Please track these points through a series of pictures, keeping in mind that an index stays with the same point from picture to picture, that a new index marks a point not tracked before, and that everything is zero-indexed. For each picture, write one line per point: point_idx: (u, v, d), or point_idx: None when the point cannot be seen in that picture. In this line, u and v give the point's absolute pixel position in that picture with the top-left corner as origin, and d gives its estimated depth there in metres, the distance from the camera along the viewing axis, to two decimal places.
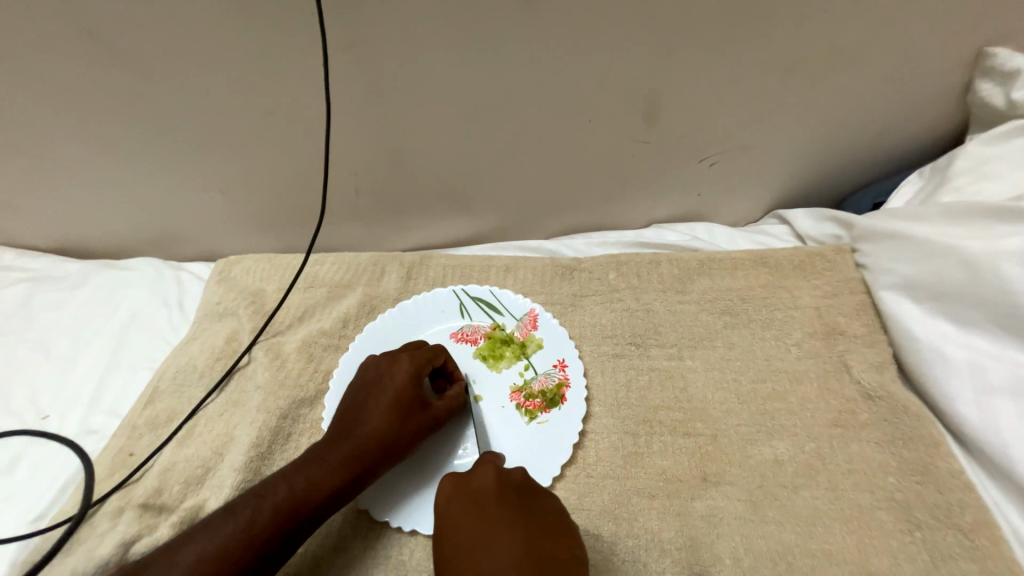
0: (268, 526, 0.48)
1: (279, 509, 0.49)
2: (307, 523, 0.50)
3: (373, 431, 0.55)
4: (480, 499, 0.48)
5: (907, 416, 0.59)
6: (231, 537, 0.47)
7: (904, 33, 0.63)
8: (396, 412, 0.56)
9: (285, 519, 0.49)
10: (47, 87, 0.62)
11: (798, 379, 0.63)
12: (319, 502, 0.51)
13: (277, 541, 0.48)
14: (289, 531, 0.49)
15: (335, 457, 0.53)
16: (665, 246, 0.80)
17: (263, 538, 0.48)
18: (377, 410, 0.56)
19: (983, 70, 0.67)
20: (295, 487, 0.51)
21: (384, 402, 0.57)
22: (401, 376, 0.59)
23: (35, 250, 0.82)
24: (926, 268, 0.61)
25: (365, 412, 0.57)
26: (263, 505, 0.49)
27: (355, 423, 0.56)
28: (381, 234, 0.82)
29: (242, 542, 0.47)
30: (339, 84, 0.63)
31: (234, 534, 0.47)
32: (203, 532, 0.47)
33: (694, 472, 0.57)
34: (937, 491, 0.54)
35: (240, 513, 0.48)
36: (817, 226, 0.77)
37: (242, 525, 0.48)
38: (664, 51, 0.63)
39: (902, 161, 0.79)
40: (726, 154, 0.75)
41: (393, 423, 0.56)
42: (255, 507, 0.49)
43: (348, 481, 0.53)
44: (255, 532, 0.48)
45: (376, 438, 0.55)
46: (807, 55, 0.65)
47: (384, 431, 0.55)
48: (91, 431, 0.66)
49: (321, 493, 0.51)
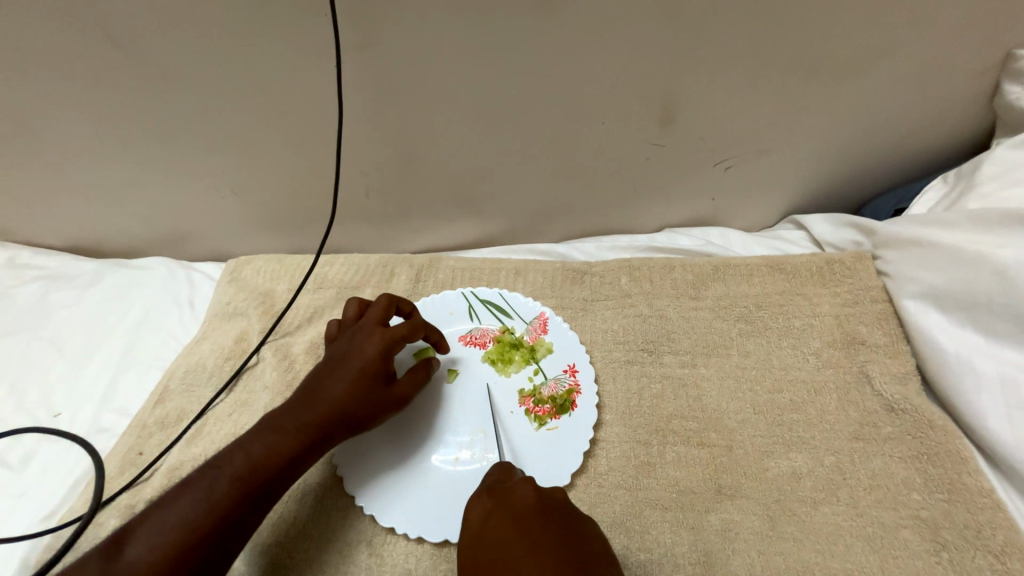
0: (227, 493, 0.47)
1: (238, 478, 0.48)
2: (269, 492, 0.49)
3: (337, 401, 0.54)
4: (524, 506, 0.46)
5: (932, 430, 0.56)
6: (190, 509, 0.46)
7: (927, 34, 0.61)
8: (361, 385, 0.56)
9: (244, 487, 0.48)
10: (65, 88, 0.63)
11: (816, 390, 0.61)
12: (278, 467, 0.50)
13: (240, 511, 0.47)
14: (253, 501, 0.48)
15: (293, 423, 0.53)
16: (678, 250, 0.79)
17: (225, 507, 0.47)
18: (342, 381, 0.55)
19: (1011, 73, 0.65)
20: (252, 454, 0.50)
21: (350, 374, 0.56)
22: (372, 348, 0.57)
23: (51, 249, 0.83)
24: (952, 276, 0.59)
25: (329, 382, 0.56)
26: (222, 476, 0.48)
27: (317, 390, 0.55)
28: (391, 236, 0.82)
29: (206, 512, 0.46)
30: (351, 85, 0.62)
31: (195, 503, 0.46)
32: (164, 507, 0.46)
33: (708, 484, 0.56)
34: (967, 511, 0.52)
35: (201, 483, 0.47)
36: (835, 232, 0.75)
37: (201, 493, 0.47)
38: (678, 52, 0.62)
39: (925, 165, 0.76)
40: (742, 157, 0.74)
41: (357, 396, 0.55)
42: (213, 478, 0.48)
43: (308, 447, 0.52)
44: (217, 501, 0.47)
45: (340, 409, 0.54)
46: (826, 58, 0.63)
47: (348, 401, 0.55)
48: (101, 429, 0.66)
49: (279, 460, 0.50)
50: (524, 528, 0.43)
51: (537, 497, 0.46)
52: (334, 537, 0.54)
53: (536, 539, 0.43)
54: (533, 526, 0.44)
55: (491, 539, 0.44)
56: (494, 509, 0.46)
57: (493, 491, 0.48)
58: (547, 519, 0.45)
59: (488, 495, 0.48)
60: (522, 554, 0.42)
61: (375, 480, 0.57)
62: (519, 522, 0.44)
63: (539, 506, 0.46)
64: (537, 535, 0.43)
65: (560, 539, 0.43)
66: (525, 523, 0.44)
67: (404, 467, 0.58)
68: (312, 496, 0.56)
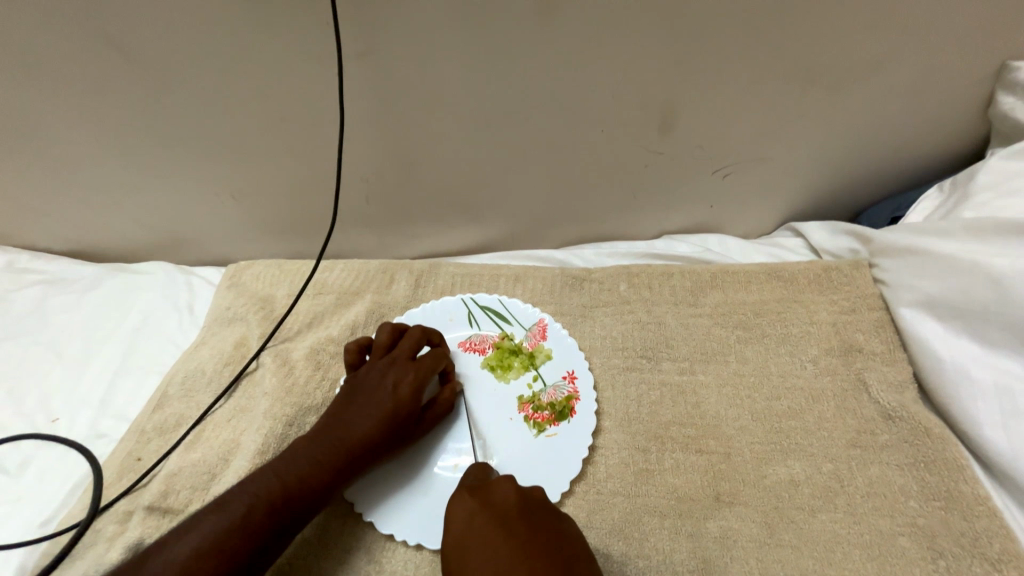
0: (257, 518, 0.48)
1: (272, 505, 0.49)
2: (298, 518, 0.50)
3: (365, 436, 0.54)
4: (509, 506, 0.45)
5: (928, 438, 0.57)
6: (223, 534, 0.46)
7: (922, 47, 0.62)
8: (393, 420, 0.55)
9: (277, 516, 0.48)
10: (67, 93, 0.63)
11: (814, 398, 0.61)
12: (306, 497, 0.50)
13: (270, 538, 0.48)
14: (281, 529, 0.48)
15: (326, 454, 0.52)
16: (677, 257, 0.79)
17: (256, 535, 0.47)
18: (374, 415, 0.55)
19: (1005, 85, 0.66)
20: (286, 482, 0.50)
21: (383, 408, 0.55)
22: (405, 386, 0.57)
23: (49, 253, 0.83)
24: (949, 285, 0.60)
25: (358, 414, 0.55)
26: (257, 502, 0.48)
27: (346, 422, 0.55)
28: (390, 241, 0.82)
29: (235, 538, 0.46)
30: (353, 92, 0.63)
31: (226, 525, 0.47)
32: (194, 527, 0.47)
33: (706, 491, 0.56)
34: (963, 518, 0.52)
35: (234, 507, 0.48)
36: (833, 240, 0.75)
37: (236, 519, 0.47)
38: (678, 61, 0.62)
39: (921, 174, 0.77)
40: (741, 165, 0.74)
41: (388, 431, 0.55)
42: (248, 504, 0.48)
43: (337, 479, 0.52)
44: (245, 525, 0.47)
45: (367, 443, 0.54)
46: (823, 69, 0.64)
47: (375, 436, 0.54)
48: (100, 435, 0.66)
49: (309, 491, 0.50)
50: (512, 531, 0.43)
51: (519, 496, 0.46)
52: (335, 544, 0.54)
53: (526, 543, 0.43)
54: (520, 528, 0.44)
55: (482, 545, 0.43)
56: (482, 509, 0.45)
57: (478, 491, 0.47)
58: (531, 519, 0.45)
59: (475, 494, 0.47)
60: (511, 555, 0.42)
61: (373, 487, 0.57)
62: (505, 522, 0.44)
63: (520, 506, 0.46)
64: (527, 539, 0.43)
65: (546, 539, 0.43)
66: (512, 525, 0.44)
67: (404, 474, 0.58)
68: None
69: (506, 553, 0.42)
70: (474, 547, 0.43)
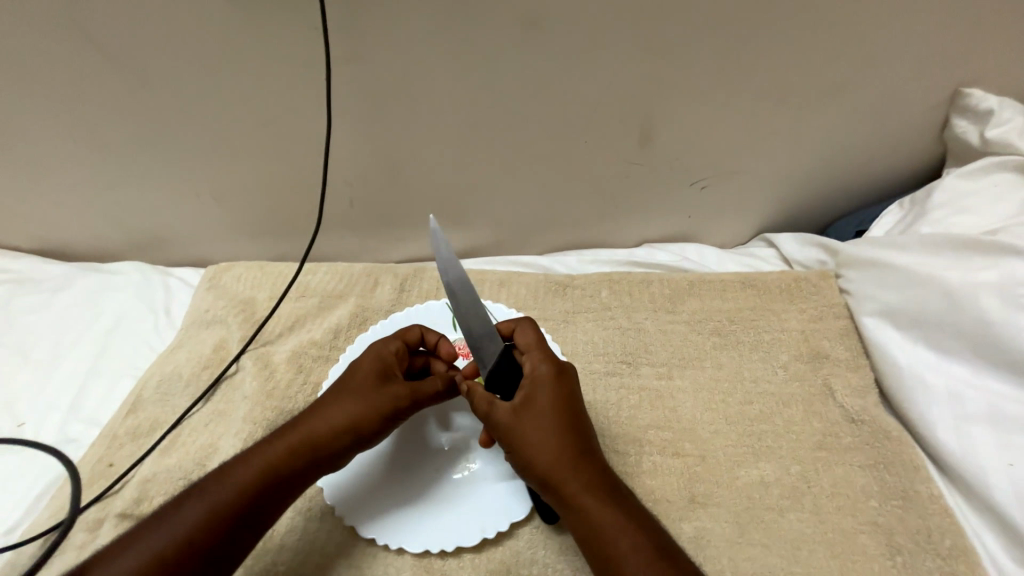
0: (204, 518, 0.46)
1: (216, 505, 0.47)
2: (248, 515, 0.48)
3: (328, 422, 0.52)
4: (574, 404, 0.52)
5: (888, 440, 0.60)
6: (165, 540, 0.45)
7: (885, 71, 0.66)
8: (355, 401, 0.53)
9: (222, 516, 0.47)
10: (41, 86, 0.61)
11: (784, 402, 0.64)
12: (258, 491, 0.49)
13: (215, 538, 0.46)
14: (227, 530, 0.47)
15: (282, 443, 0.51)
16: (656, 265, 0.82)
17: (198, 536, 0.45)
18: (337, 399, 0.53)
19: (959, 109, 0.70)
20: (233, 479, 0.49)
21: (345, 391, 0.53)
22: (369, 368, 0.55)
23: (14, 251, 0.80)
24: (907, 295, 0.64)
25: (325, 400, 0.53)
26: (200, 505, 0.47)
27: (311, 410, 0.53)
28: (373, 244, 0.82)
29: (175, 543, 0.45)
30: (339, 95, 0.63)
31: (173, 530, 0.45)
32: (144, 533, 0.46)
33: (683, 493, 0.58)
34: (918, 516, 0.56)
35: (179, 512, 0.47)
36: (802, 251, 0.79)
37: (178, 523, 0.46)
38: (660, 76, 0.64)
39: (884, 190, 0.81)
40: (718, 177, 0.77)
41: (349, 412, 0.52)
42: (192, 507, 0.47)
43: (290, 471, 0.50)
44: (190, 531, 0.45)
45: (327, 426, 0.52)
46: (795, 88, 0.67)
47: (338, 424, 0.52)
48: (69, 440, 0.64)
49: (259, 485, 0.49)
50: (578, 431, 0.51)
51: (577, 399, 0.53)
52: (315, 548, 0.55)
53: (584, 444, 0.50)
54: (581, 430, 0.51)
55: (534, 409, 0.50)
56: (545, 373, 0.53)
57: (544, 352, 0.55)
58: (583, 421, 0.52)
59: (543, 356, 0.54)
60: (575, 451, 0.49)
61: (353, 491, 0.57)
62: (574, 419, 0.51)
63: (576, 406, 0.52)
64: (584, 439, 0.51)
65: (592, 446, 0.51)
66: (578, 424, 0.51)
67: (386, 476, 0.58)
68: (292, 508, 0.56)
69: (572, 448, 0.49)
70: (527, 407, 0.50)
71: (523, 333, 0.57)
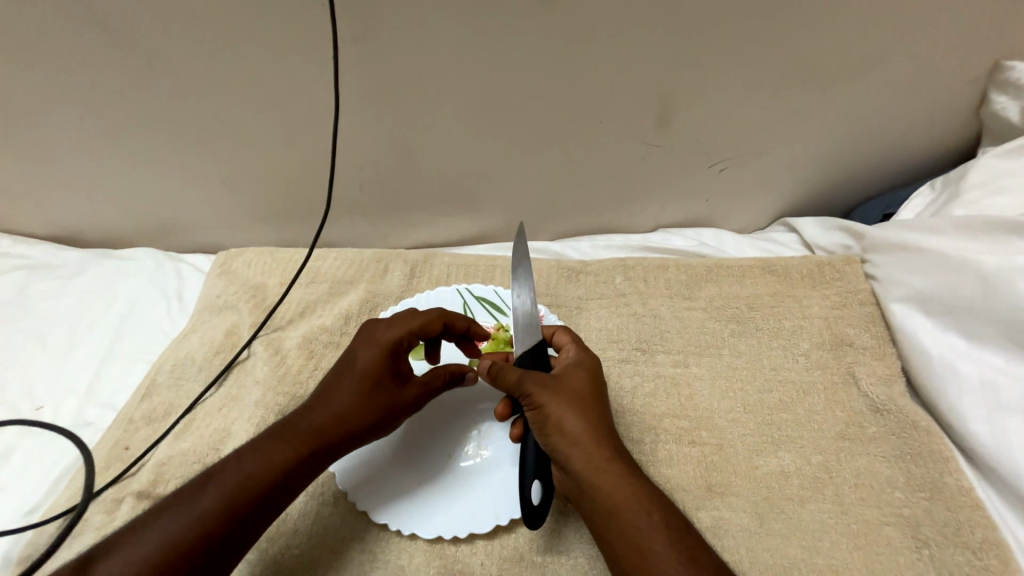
0: (217, 510, 0.45)
1: (232, 493, 0.46)
2: (265, 505, 0.48)
3: (341, 416, 0.53)
4: (602, 393, 0.54)
5: (915, 430, 0.58)
6: (183, 529, 0.44)
7: (919, 44, 0.63)
8: (365, 393, 0.54)
9: (239, 504, 0.46)
10: (51, 72, 0.61)
11: (805, 390, 0.62)
12: (272, 484, 0.48)
13: (234, 527, 0.46)
14: (245, 518, 0.46)
15: (296, 433, 0.51)
16: (672, 250, 0.80)
17: (215, 523, 0.45)
18: (346, 389, 0.54)
19: (998, 83, 0.66)
20: (247, 467, 0.48)
21: (352, 383, 0.54)
22: (370, 360, 0.55)
23: (32, 238, 0.81)
24: (938, 280, 0.61)
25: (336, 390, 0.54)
26: (214, 494, 0.46)
27: (322, 401, 0.53)
28: (385, 230, 0.81)
29: (194, 531, 0.44)
30: (349, 76, 0.61)
31: (188, 519, 0.44)
32: (155, 523, 0.45)
33: (700, 482, 0.56)
34: (946, 508, 0.53)
35: (192, 501, 0.46)
36: (827, 235, 0.76)
37: (194, 511, 0.45)
38: (679, 52, 0.62)
39: (914, 171, 0.78)
40: (738, 159, 0.74)
41: (361, 403, 0.53)
42: (206, 496, 0.46)
43: (305, 461, 0.50)
44: (208, 519, 0.45)
45: (341, 418, 0.53)
46: (821, 64, 0.64)
47: (352, 416, 0.53)
48: (86, 423, 0.64)
49: (276, 474, 0.49)
50: (605, 414, 0.52)
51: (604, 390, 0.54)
52: (329, 535, 0.54)
53: (609, 427, 0.51)
54: (607, 415, 0.52)
55: (569, 387, 0.52)
56: (585, 362, 0.55)
57: (583, 347, 0.57)
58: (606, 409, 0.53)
59: (583, 348, 0.56)
60: (602, 429, 0.50)
61: (365, 477, 0.57)
62: (602, 404, 0.52)
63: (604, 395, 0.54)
64: (609, 423, 0.52)
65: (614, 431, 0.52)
66: (605, 409, 0.52)
67: (399, 463, 0.58)
68: (306, 494, 0.56)
69: (598, 426, 0.50)
70: (563, 381, 0.52)
71: (563, 331, 0.59)
